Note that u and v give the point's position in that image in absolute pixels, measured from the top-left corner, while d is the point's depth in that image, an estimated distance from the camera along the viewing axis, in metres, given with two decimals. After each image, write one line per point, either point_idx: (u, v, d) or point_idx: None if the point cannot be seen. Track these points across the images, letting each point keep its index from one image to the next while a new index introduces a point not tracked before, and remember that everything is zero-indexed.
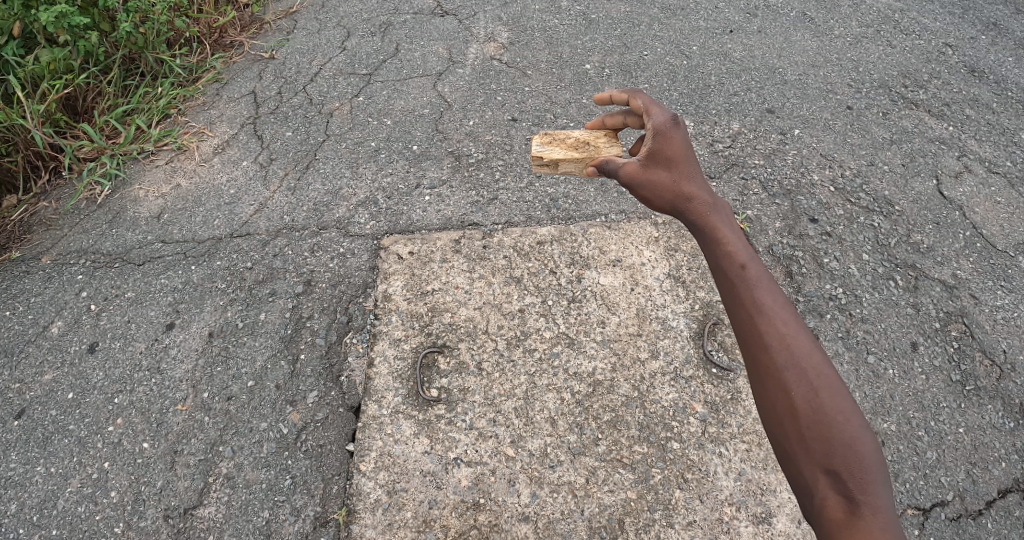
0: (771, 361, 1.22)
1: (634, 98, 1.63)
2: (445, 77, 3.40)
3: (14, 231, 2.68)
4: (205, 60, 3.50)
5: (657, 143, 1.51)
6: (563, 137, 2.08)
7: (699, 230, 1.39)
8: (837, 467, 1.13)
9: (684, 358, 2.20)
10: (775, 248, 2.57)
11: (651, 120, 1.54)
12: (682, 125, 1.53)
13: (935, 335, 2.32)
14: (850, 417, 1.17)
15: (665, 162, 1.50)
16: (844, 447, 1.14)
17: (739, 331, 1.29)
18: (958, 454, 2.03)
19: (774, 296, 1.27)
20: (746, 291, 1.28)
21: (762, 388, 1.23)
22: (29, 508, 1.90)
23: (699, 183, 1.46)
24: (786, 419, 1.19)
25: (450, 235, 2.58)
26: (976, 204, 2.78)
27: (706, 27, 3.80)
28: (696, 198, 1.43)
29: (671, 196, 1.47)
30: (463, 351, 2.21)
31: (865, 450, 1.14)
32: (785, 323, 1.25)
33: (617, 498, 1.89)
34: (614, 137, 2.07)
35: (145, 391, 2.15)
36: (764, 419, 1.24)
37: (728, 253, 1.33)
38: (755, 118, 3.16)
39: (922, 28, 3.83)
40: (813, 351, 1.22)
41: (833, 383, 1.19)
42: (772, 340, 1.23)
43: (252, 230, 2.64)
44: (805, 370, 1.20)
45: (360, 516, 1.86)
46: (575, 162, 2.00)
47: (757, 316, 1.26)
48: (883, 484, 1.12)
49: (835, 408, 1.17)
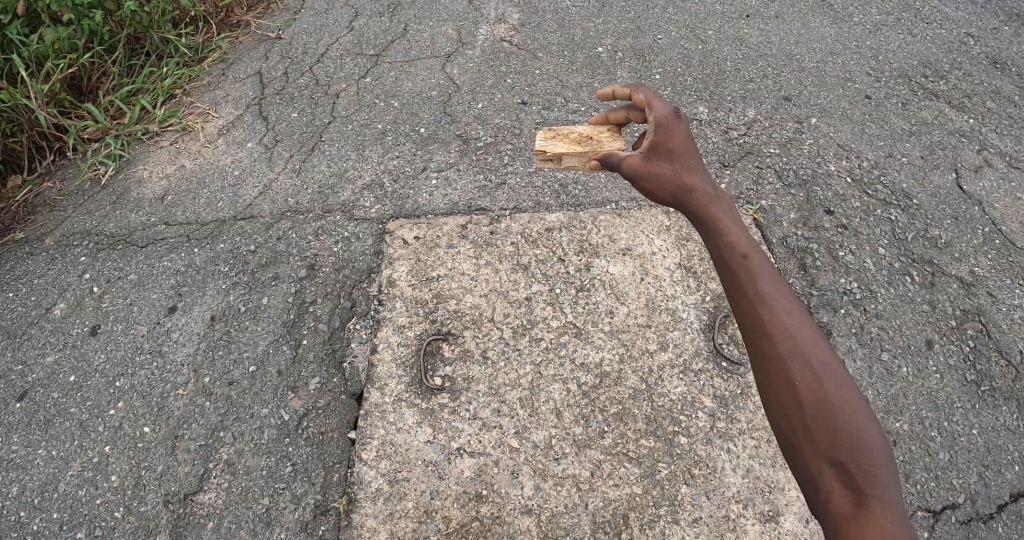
0: (773, 351, 1.17)
1: (635, 92, 1.58)
2: (454, 58, 3.33)
3: (18, 211, 2.65)
4: (211, 39, 3.43)
5: (659, 135, 1.46)
6: (566, 131, 2.00)
7: (701, 222, 1.35)
8: (843, 459, 1.07)
9: (694, 350, 2.15)
10: (789, 239, 2.51)
11: (653, 114, 1.49)
12: (684, 118, 1.47)
13: (950, 333, 2.26)
14: (856, 408, 1.11)
15: (666, 154, 1.44)
16: (850, 439, 1.08)
17: (741, 322, 1.24)
18: (971, 456, 1.98)
19: (777, 286, 1.23)
20: (747, 280, 1.23)
21: (766, 379, 1.18)
22: (31, 490, 1.89)
23: (701, 174, 1.41)
24: (790, 410, 1.14)
25: (457, 219, 2.53)
26: (996, 199, 2.71)
27: (722, 11, 3.71)
28: (697, 189, 1.37)
29: (673, 188, 1.41)
30: (468, 339, 2.17)
31: (873, 442, 1.08)
32: (787, 311, 1.19)
33: (622, 492, 1.86)
34: (618, 132, 1.98)
35: (147, 374, 2.12)
36: (769, 413, 1.18)
37: (729, 243, 1.28)
38: (771, 106, 3.08)
39: (943, 17, 3.73)
40: (816, 341, 1.17)
41: (838, 373, 1.14)
42: (774, 328, 1.18)
43: (256, 212, 2.60)
44: (810, 359, 1.15)
45: (360, 506, 1.84)
46: (578, 157, 1.94)
47: (759, 306, 1.21)
48: (892, 477, 1.05)
49: (840, 398, 1.11)
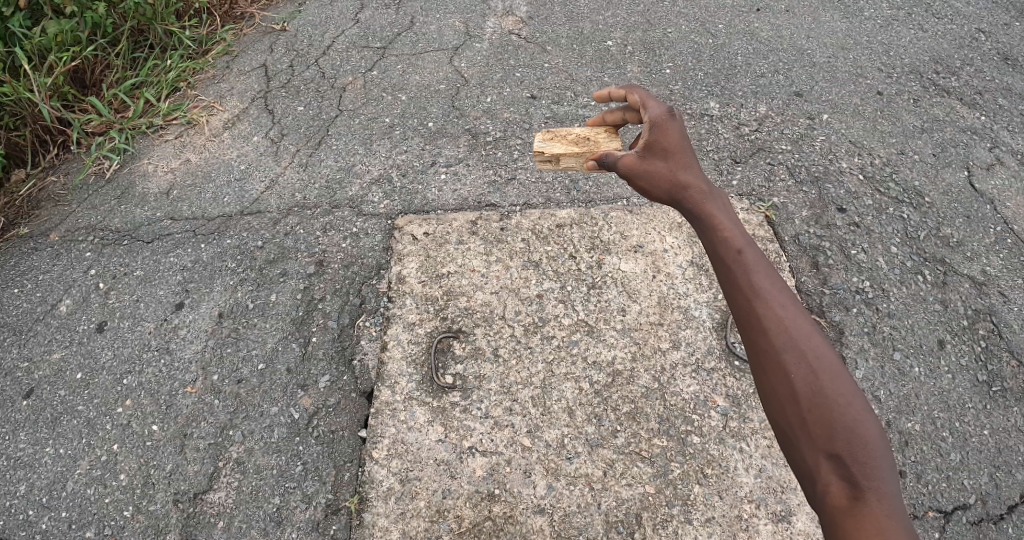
0: (770, 345, 1.15)
1: (630, 93, 1.54)
2: (462, 51, 3.29)
3: (22, 206, 2.61)
4: (215, 32, 3.38)
5: (654, 134, 1.42)
6: (564, 132, 1.98)
7: (698, 219, 1.31)
8: (839, 452, 1.05)
9: (707, 349, 2.14)
10: (801, 237, 2.49)
11: (647, 113, 1.46)
12: (678, 117, 1.44)
13: (962, 333, 2.25)
14: (852, 401, 1.09)
15: (662, 153, 1.40)
16: (848, 432, 1.06)
17: (737, 318, 1.21)
18: (983, 456, 1.97)
19: (772, 280, 1.20)
20: (743, 275, 1.20)
21: (763, 374, 1.15)
22: (38, 489, 1.87)
23: (696, 171, 1.37)
24: (787, 403, 1.11)
25: (467, 215, 2.51)
26: (1008, 198, 2.69)
27: (732, 5, 3.67)
28: (692, 187, 1.34)
29: (668, 186, 1.37)
30: (479, 336, 2.16)
31: (869, 435, 1.06)
32: (782, 306, 1.17)
33: (634, 492, 1.85)
34: (616, 133, 1.95)
35: (155, 372, 2.10)
36: (766, 407, 1.16)
37: (725, 239, 1.25)
38: (782, 102, 3.06)
39: (954, 13, 3.70)
40: (812, 335, 1.14)
41: (834, 366, 1.12)
42: (769, 323, 1.16)
43: (263, 207, 2.57)
44: (806, 352, 1.12)
45: (372, 505, 1.82)
46: (576, 157, 1.91)
47: (755, 301, 1.18)
48: (889, 470, 1.04)
49: (837, 390, 1.09)
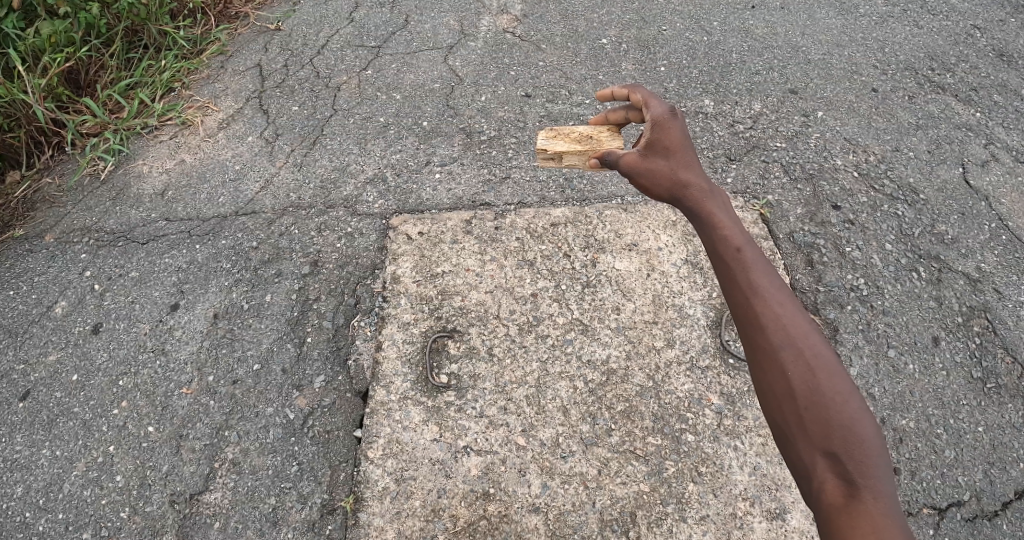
0: (768, 343, 1.15)
1: (631, 92, 1.54)
2: (456, 50, 3.29)
3: (17, 207, 2.61)
4: (209, 32, 3.38)
5: (655, 133, 1.43)
6: (567, 131, 1.98)
7: (697, 218, 1.32)
8: (835, 449, 1.05)
9: (701, 347, 2.14)
10: (796, 235, 2.49)
11: (649, 112, 1.46)
12: (679, 117, 1.44)
13: (957, 330, 2.25)
14: (849, 400, 1.09)
15: (663, 152, 1.41)
16: (844, 430, 1.06)
17: (736, 316, 1.22)
18: (977, 453, 1.98)
19: (771, 278, 1.20)
20: (741, 272, 1.21)
21: (761, 372, 1.16)
22: (35, 491, 1.88)
23: (697, 170, 1.37)
24: (784, 400, 1.12)
25: (461, 214, 2.51)
26: (1002, 194, 2.69)
27: (728, 2, 3.67)
28: (693, 185, 1.34)
29: (668, 184, 1.37)
30: (474, 336, 2.16)
31: (866, 433, 1.06)
32: (780, 303, 1.17)
33: (629, 491, 1.85)
34: (619, 132, 1.94)
35: (151, 373, 2.10)
36: (764, 406, 1.16)
37: (724, 237, 1.26)
38: (777, 99, 3.05)
39: (950, 9, 3.69)
40: (810, 333, 1.15)
41: (832, 364, 1.12)
42: (767, 321, 1.16)
43: (258, 207, 2.57)
44: (803, 350, 1.13)
45: (367, 504, 1.83)
46: (578, 156, 1.91)
47: (753, 298, 1.18)
48: (886, 469, 1.03)
49: (834, 389, 1.09)
